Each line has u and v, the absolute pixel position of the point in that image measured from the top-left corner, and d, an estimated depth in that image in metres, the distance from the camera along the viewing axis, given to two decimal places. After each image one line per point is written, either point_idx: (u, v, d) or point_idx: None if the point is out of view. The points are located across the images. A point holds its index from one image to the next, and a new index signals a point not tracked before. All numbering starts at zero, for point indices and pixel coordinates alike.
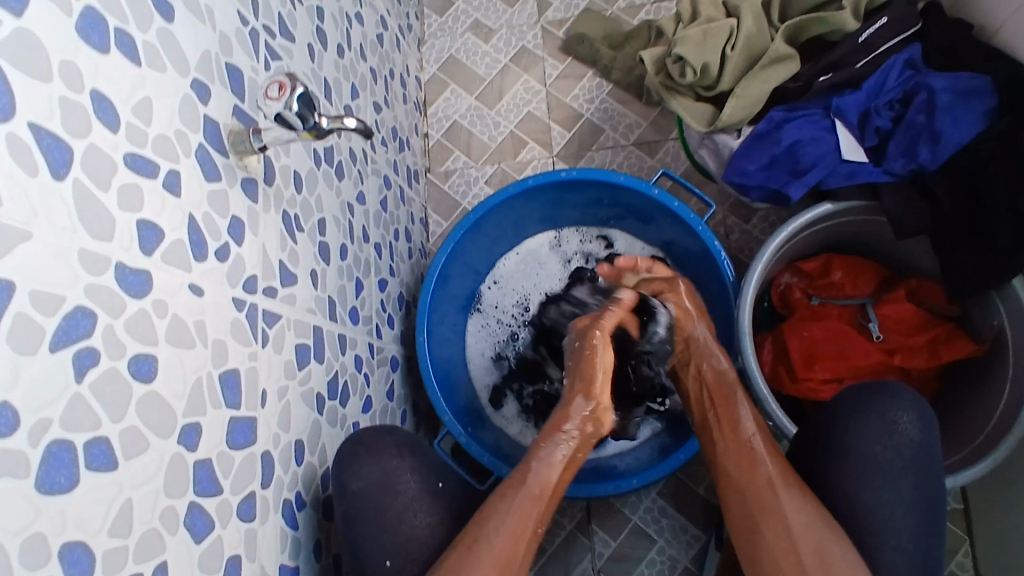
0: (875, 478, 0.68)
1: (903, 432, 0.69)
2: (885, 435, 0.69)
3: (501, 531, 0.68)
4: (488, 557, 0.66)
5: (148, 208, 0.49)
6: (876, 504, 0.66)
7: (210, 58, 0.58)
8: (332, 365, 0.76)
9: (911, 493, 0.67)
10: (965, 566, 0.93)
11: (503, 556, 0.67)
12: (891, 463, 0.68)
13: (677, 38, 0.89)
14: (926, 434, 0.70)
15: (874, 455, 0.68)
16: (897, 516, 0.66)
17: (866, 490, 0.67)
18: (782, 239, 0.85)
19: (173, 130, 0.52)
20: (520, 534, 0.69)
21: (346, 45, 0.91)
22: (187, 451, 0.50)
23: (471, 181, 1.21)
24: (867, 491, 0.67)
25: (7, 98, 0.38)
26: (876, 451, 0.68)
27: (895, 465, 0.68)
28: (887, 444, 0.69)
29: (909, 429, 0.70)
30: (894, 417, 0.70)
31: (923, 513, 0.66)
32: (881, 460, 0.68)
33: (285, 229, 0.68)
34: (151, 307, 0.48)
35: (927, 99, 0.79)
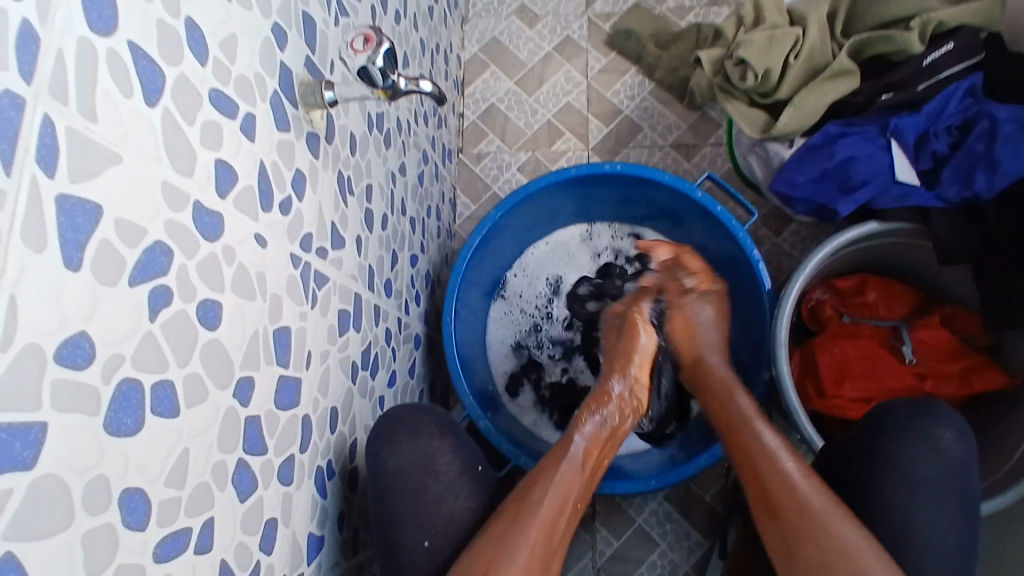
0: (915, 492, 0.68)
1: (948, 450, 0.70)
2: (930, 452, 0.70)
3: (543, 511, 0.67)
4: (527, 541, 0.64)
5: (226, 149, 0.46)
6: (922, 522, 0.67)
7: (290, 4, 0.55)
8: (367, 335, 0.74)
9: (955, 509, 0.68)
10: None
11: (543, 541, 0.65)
12: (936, 480, 0.68)
13: (740, 41, 0.89)
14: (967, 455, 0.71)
15: (918, 469, 0.69)
16: (940, 535, 0.66)
17: (911, 505, 0.67)
18: (824, 254, 0.85)
19: (253, 72, 0.50)
20: (557, 516, 0.67)
21: (403, 12, 0.89)
22: (239, 406, 0.48)
23: (503, 166, 1.19)
24: (914, 507, 0.67)
25: (110, 12, 0.35)
26: (922, 468, 0.69)
27: (940, 482, 0.68)
28: (933, 460, 0.69)
29: (952, 447, 0.70)
30: (939, 435, 0.70)
31: (963, 531, 0.67)
32: (932, 479, 0.68)
33: (339, 191, 0.66)
34: (221, 252, 0.45)
35: (989, 128, 0.79)
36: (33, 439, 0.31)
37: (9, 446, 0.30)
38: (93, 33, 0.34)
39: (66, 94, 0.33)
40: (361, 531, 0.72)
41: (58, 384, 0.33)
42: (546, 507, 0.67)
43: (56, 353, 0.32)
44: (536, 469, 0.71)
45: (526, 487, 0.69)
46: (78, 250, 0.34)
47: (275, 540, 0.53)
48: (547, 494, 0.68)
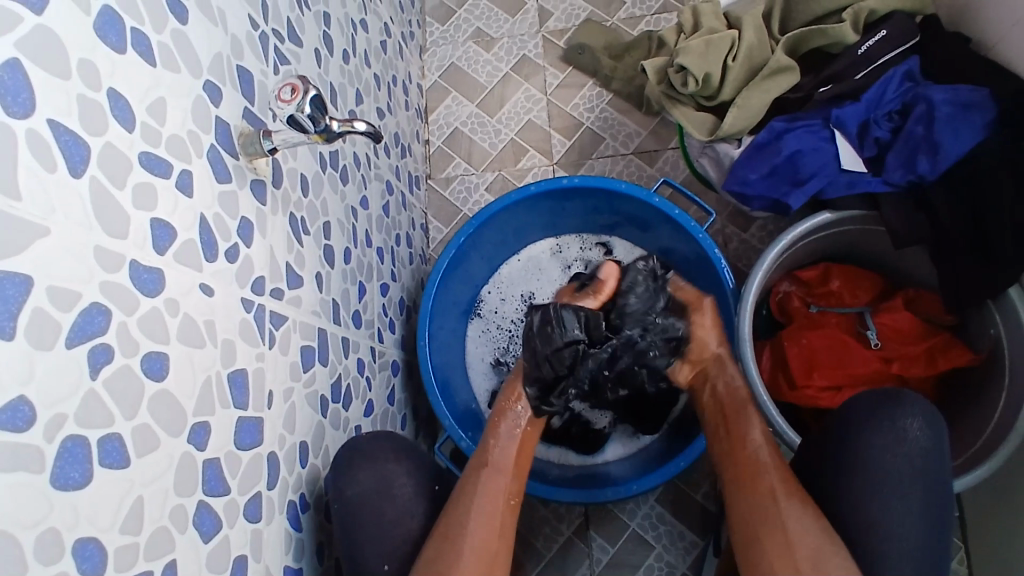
0: (880, 487, 0.69)
1: (916, 442, 0.71)
2: (894, 442, 0.71)
3: (474, 518, 0.70)
4: (466, 551, 0.67)
5: (161, 207, 0.49)
6: (880, 510, 0.68)
7: (222, 60, 0.58)
8: (336, 368, 0.76)
9: (922, 499, 0.68)
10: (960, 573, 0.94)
11: (478, 545, 0.69)
12: (900, 472, 0.69)
13: (680, 47, 0.91)
14: (938, 443, 0.72)
15: (885, 467, 0.69)
16: (903, 524, 0.67)
17: (876, 499, 0.68)
18: (781, 248, 0.87)
19: (186, 131, 0.53)
20: (492, 520, 0.72)
21: (352, 51, 0.92)
22: (195, 451, 0.50)
23: (471, 188, 1.22)
24: (877, 497, 0.68)
25: (27, 95, 0.38)
26: (887, 460, 0.70)
27: (905, 472, 0.69)
28: (897, 452, 0.70)
29: (918, 437, 0.71)
30: (904, 425, 0.72)
31: (931, 523, 0.67)
32: (895, 472, 0.69)
33: (292, 232, 0.69)
34: (163, 305, 0.48)
35: (926, 111, 0.81)
36: None
37: None
38: (9, 117, 0.37)
39: None
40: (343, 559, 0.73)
41: None
42: (478, 515, 0.71)
43: None
44: (467, 476, 0.76)
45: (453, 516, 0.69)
46: (10, 319, 0.36)
47: None
48: (476, 501, 0.72)
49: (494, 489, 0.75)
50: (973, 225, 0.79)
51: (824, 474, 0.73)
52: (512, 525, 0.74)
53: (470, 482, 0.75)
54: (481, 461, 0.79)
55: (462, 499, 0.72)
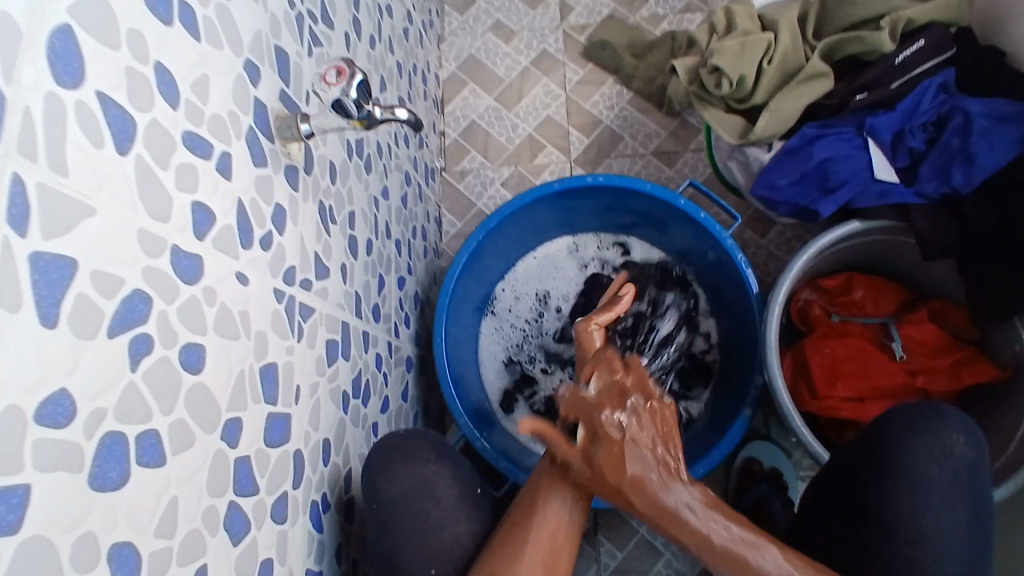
0: (929, 500, 0.68)
1: (961, 458, 0.71)
2: (939, 454, 0.70)
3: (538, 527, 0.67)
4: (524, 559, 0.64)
5: (202, 190, 0.46)
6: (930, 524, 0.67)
7: (261, 39, 0.56)
8: (357, 363, 0.74)
9: (966, 512, 0.68)
10: None
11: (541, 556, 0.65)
12: (944, 485, 0.69)
13: (714, 48, 0.89)
14: (980, 458, 0.71)
15: (931, 479, 0.69)
16: (952, 539, 0.66)
17: (927, 516, 0.67)
18: (809, 256, 0.86)
19: (227, 111, 0.50)
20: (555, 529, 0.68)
21: (378, 37, 0.90)
22: (228, 448, 0.48)
23: (487, 182, 1.19)
24: (925, 513, 0.67)
25: (78, 64, 0.35)
26: (931, 472, 0.69)
27: (947, 485, 0.69)
28: (941, 465, 0.70)
29: (961, 450, 0.71)
30: (950, 439, 0.71)
31: (974, 538, 0.67)
32: (938, 483, 0.69)
33: (321, 221, 0.66)
34: (202, 294, 0.45)
35: (963, 122, 0.80)
36: (17, 502, 0.31)
37: None
38: (61, 87, 0.34)
39: (35, 149, 0.32)
40: (359, 561, 0.71)
41: (39, 443, 0.32)
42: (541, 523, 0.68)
43: (36, 413, 0.32)
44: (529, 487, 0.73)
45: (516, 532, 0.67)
46: (55, 306, 0.33)
47: None
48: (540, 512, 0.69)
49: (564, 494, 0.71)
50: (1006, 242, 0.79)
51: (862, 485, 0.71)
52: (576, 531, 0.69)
53: (538, 489, 0.71)
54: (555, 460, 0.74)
55: (522, 508, 0.69)
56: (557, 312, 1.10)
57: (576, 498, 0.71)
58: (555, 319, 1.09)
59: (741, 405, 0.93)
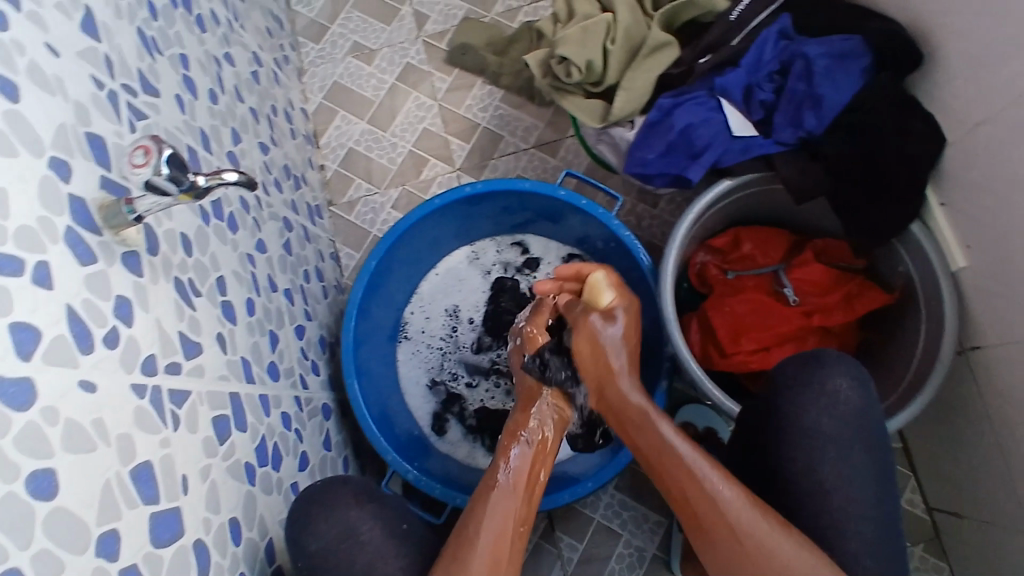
0: (824, 451, 0.71)
1: (848, 403, 0.73)
2: (828, 403, 0.73)
3: (485, 532, 0.69)
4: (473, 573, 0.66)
5: (20, 309, 0.44)
6: (830, 473, 0.71)
7: (67, 130, 0.53)
8: (258, 429, 0.72)
9: (864, 456, 0.72)
10: (918, 503, 1.03)
11: (489, 562, 0.67)
12: (841, 434, 0.72)
13: (558, 38, 0.89)
14: (867, 399, 0.74)
15: (824, 431, 0.72)
16: (854, 487, 0.70)
17: (824, 466, 0.71)
18: (689, 222, 0.87)
19: (36, 218, 0.47)
20: (503, 534, 0.70)
21: (220, 89, 0.87)
22: (109, 562, 0.47)
23: (377, 207, 1.18)
24: (824, 464, 0.71)
25: None
26: (822, 423, 0.72)
27: (842, 433, 0.72)
28: (834, 416, 0.72)
29: (849, 395, 0.74)
30: (835, 386, 0.74)
31: (874, 477, 0.72)
32: (830, 433, 0.72)
33: (181, 297, 0.64)
34: (40, 417, 0.44)
35: (804, 67, 0.84)
36: None
37: None
38: None
39: None
40: None
41: None
42: (488, 528, 0.70)
43: None
44: (473, 501, 0.74)
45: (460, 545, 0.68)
46: None
47: None
48: (485, 520, 0.71)
49: (505, 505, 0.73)
50: (867, 178, 0.82)
51: (766, 452, 0.75)
52: (518, 552, 0.71)
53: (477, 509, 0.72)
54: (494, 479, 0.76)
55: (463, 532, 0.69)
56: (471, 324, 1.10)
57: (512, 514, 0.72)
58: (469, 331, 1.09)
59: (657, 378, 0.95)
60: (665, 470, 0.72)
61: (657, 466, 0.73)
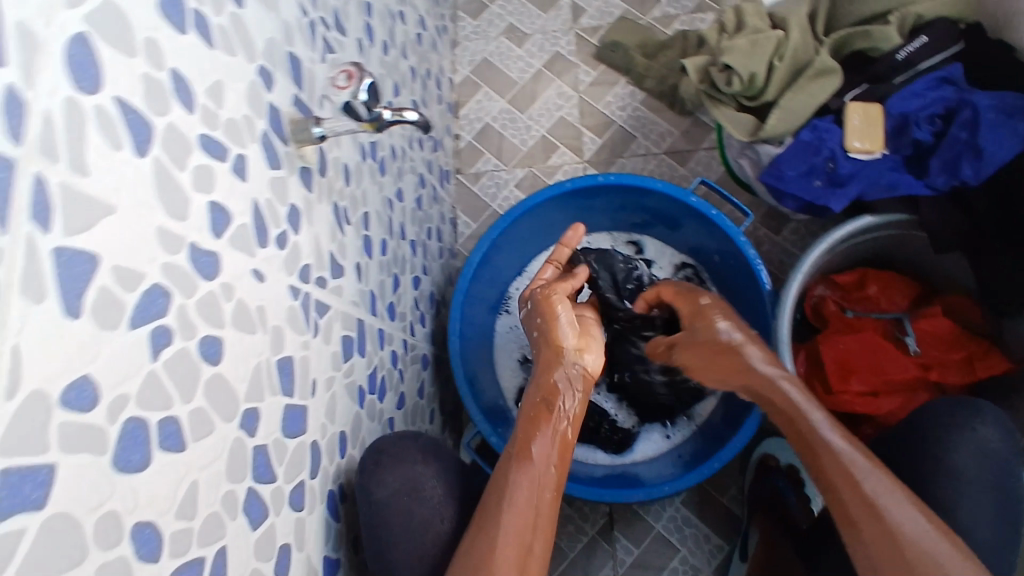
0: (961, 490, 0.74)
1: (993, 446, 0.76)
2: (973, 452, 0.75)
3: (507, 514, 0.66)
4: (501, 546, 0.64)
5: (218, 190, 0.48)
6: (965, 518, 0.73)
7: (275, 46, 0.58)
8: (372, 359, 0.76)
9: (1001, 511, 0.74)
10: None
11: (515, 536, 0.65)
12: (979, 477, 0.75)
13: (723, 47, 0.90)
14: (1008, 447, 0.77)
15: (966, 472, 0.75)
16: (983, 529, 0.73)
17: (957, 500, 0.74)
18: (821, 251, 0.86)
19: (242, 116, 0.52)
20: (528, 513, 0.67)
21: (391, 43, 0.92)
22: (246, 437, 0.50)
23: (501, 183, 1.21)
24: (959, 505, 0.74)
25: (94, 71, 0.37)
26: (967, 466, 0.75)
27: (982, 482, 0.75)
28: (981, 461, 0.75)
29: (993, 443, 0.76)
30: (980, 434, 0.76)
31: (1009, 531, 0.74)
32: (973, 474, 0.75)
33: (336, 221, 0.69)
34: (219, 290, 0.47)
35: (971, 116, 0.81)
36: (43, 480, 0.33)
37: (18, 491, 0.32)
38: (80, 92, 0.36)
39: (56, 151, 0.35)
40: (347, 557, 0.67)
41: (66, 427, 0.34)
42: (509, 511, 0.67)
43: (61, 397, 0.34)
44: (493, 478, 0.71)
45: (486, 521, 0.66)
46: (78, 297, 0.35)
47: (290, 566, 0.55)
48: (507, 501, 0.68)
49: (528, 480, 0.70)
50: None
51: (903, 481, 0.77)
52: (550, 515, 0.69)
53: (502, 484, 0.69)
54: (525, 449, 0.73)
55: (487, 515, 0.67)
56: None
57: (541, 486, 0.70)
58: None
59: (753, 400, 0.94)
60: (827, 460, 0.69)
61: (811, 458, 0.71)
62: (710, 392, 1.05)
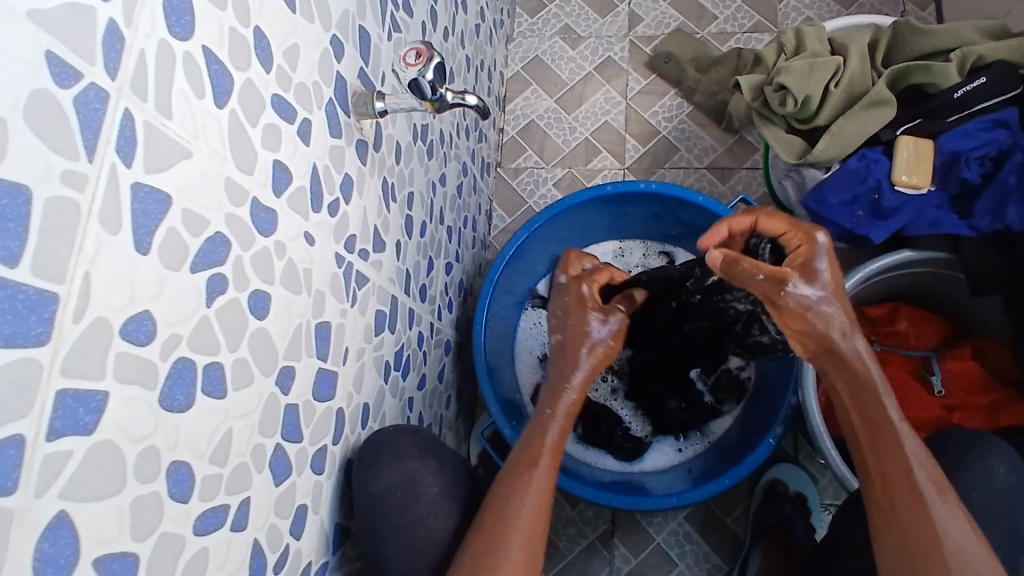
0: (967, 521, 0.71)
1: (1001, 484, 0.72)
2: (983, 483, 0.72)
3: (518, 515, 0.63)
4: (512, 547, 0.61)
5: (283, 151, 0.50)
6: None
7: (348, 18, 0.59)
8: (400, 337, 0.77)
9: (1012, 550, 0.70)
10: None
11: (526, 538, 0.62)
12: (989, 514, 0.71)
13: (781, 67, 0.90)
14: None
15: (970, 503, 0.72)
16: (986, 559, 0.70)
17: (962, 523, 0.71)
18: (857, 280, 0.86)
19: (312, 81, 0.53)
20: (537, 514, 0.64)
21: (451, 30, 0.93)
22: (280, 394, 0.50)
23: (539, 181, 1.22)
24: None
25: (189, 18, 0.39)
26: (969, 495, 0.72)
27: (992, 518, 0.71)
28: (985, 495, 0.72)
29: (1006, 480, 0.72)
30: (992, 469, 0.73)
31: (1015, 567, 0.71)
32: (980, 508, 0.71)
33: (383, 197, 0.70)
34: (273, 247, 0.48)
35: (1022, 161, 0.80)
36: (95, 406, 0.34)
37: (74, 411, 0.33)
38: (173, 37, 0.37)
39: (146, 91, 0.36)
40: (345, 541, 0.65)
41: (121, 357, 0.35)
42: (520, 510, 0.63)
43: (122, 328, 0.35)
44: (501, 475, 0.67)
45: (498, 525, 0.62)
46: (148, 235, 0.37)
47: (304, 526, 0.55)
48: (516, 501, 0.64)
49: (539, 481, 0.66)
50: None
51: None
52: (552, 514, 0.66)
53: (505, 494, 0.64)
54: (530, 456, 0.68)
55: (493, 519, 0.62)
56: None
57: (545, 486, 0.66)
58: None
59: (770, 424, 0.94)
60: (882, 447, 0.66)
61: (867, 434, 0.67)
62: (727, 410, 1.04)
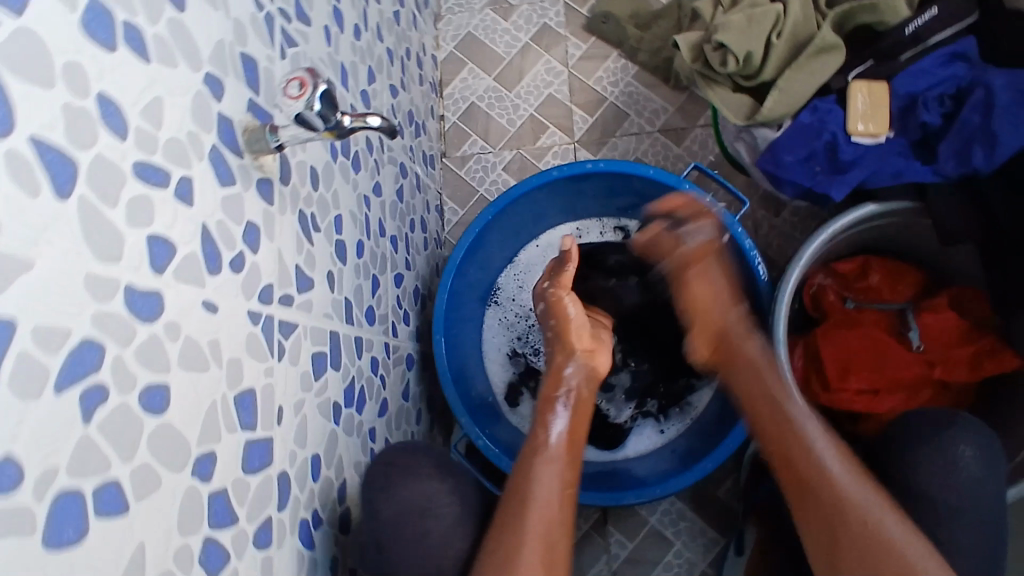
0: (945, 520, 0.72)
1: (968, 472, 0.73)
2: (946, 471, 0.73)
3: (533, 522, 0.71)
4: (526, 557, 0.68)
5: (160, 222, 0.44)
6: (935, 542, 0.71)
7: (224, 48, 0.53)
8: (349, 370, 0.73)
9: (982, 532, 0.72)
10: None
11: (542, 541, 0.70)
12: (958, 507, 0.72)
13: (719, 23, 0.85)
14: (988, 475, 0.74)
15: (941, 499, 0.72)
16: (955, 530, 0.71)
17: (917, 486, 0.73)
18: (821, 242, 0.84)
19: (186, 132, 0.48)
20: (554, 516, 0.72)
21: (364, 25, 0.86)
22: (201, 483, 0.47)
23: (488, 167, 1.16)
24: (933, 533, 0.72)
25: (3, 110, 0.33)
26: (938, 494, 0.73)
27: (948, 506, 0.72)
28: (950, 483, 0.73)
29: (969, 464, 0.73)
30: (957, 452, 0.73)
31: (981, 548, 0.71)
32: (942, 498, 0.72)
33: (302, 230, 0.64)
34: (162, 331, 0.44)
35: (984, 97, 0.77)
36: None
37: None
38: None
39: None
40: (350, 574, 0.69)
41: None
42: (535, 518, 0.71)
43: None
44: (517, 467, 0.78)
45: (509, 534, 0.70)
46: None
47: None
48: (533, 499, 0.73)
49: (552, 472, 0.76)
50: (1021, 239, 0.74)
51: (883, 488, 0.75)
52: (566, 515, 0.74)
53: (522, 481, 0.75)
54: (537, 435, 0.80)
55: (511, 508, 0.72)
56: None
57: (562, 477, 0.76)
58: None
59: None
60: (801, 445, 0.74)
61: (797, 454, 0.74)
62: (705, 384, 1.02)
